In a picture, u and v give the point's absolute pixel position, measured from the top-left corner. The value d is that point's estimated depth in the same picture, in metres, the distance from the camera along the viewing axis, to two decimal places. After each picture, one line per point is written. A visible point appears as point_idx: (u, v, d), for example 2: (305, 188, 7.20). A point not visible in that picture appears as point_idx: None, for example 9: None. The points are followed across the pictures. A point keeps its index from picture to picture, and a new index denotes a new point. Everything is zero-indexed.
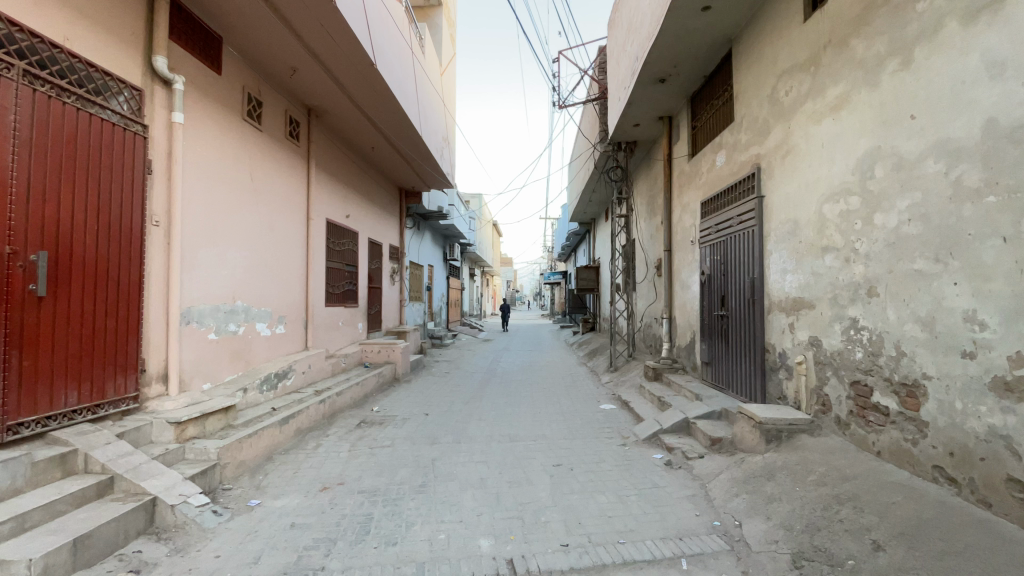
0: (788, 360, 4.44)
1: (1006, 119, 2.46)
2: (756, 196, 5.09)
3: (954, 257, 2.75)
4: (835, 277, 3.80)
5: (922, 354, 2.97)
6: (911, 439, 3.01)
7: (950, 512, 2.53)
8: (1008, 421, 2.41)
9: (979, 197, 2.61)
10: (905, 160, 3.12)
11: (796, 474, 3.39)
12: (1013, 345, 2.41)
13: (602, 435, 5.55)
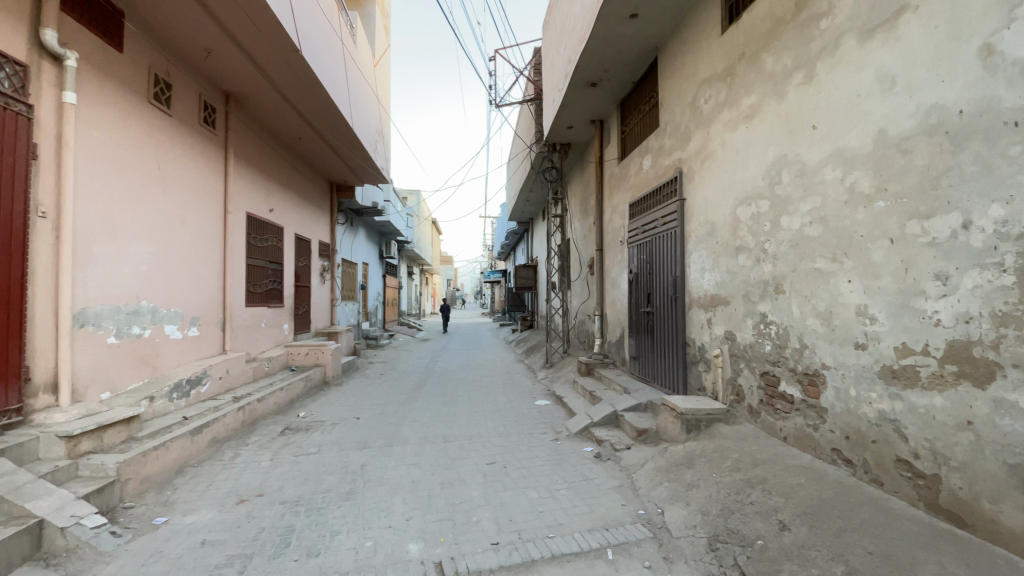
0: (707, 353, 4.71)
1: (893, 131, 2.73)
2: (678, 199, 5.35)
3: (849, 257, 3.01)
4: (747, 275, 4.06)
5: (822, 346, 3.23)
6: (813, 424, 3.28)
7: (847, 491, 2.77)
8: (895, 406, 2.67)
9: (870, 202, 2.87)
10: (808, 167, 3.39)
11: (713, 462, 3.59)
12: (897, 337, 2.68)
13: (536, 431, 5.61)
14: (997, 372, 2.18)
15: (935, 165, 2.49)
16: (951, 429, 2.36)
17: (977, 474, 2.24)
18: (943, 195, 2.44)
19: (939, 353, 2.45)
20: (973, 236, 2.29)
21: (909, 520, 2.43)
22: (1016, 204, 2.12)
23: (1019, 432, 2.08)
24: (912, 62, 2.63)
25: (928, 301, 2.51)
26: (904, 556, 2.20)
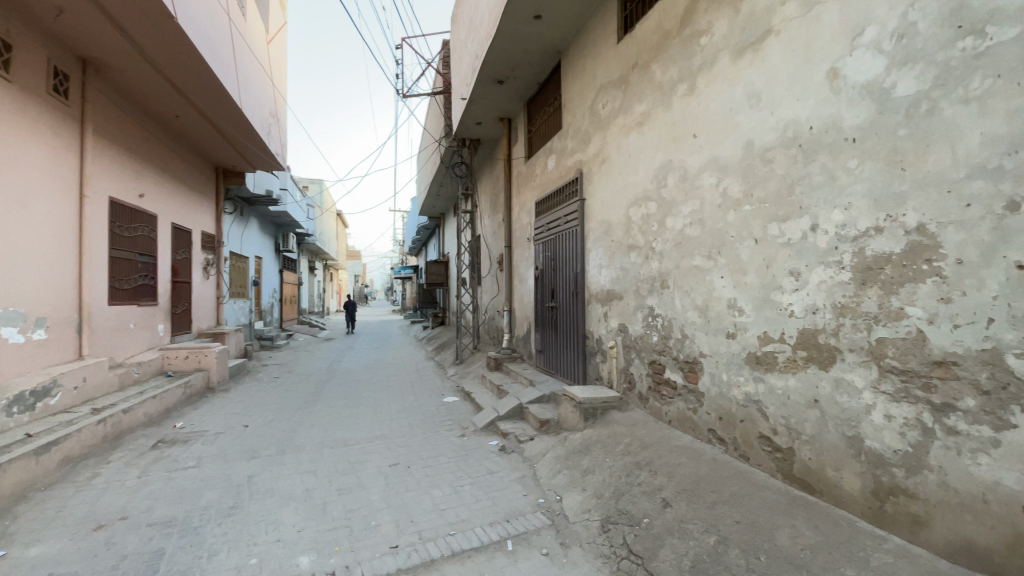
0: (603, 345, 4.96)
1: (758, 142, 3.05)
2: (579, 198, 5.57)
3: (722, 255, 3.32)
4: (638, 271, 4.34)
5: (699, 336, 3.54)
6: (692, 407, 3.59)
7: (720, 467, 3.06)
8: (758, 388, 3.01)
9: (739, 206, 3.18)
10: (690, 171, 3.68)
11: (607, 447, 3.79)
12: (760, 326, 3.00)
13: (441, 429, 5.55)
14: (836, 356, 2.52)
15: (791, 174, 2.82)
16: (802, 406, 2.70)
17: (821, 445, 2.58)
18: (797, 201, 2.77)
19: (792, 340, 2.78)
20: (819, 237, 2.63)
21: (770, 489, 2.74)
22: (851, 210, 2.46)
23: (854, 406, 2.42)
24: (774, 82, 2.95)
25: (784, 295, 2.84)
26: (764, 522, 2.47)
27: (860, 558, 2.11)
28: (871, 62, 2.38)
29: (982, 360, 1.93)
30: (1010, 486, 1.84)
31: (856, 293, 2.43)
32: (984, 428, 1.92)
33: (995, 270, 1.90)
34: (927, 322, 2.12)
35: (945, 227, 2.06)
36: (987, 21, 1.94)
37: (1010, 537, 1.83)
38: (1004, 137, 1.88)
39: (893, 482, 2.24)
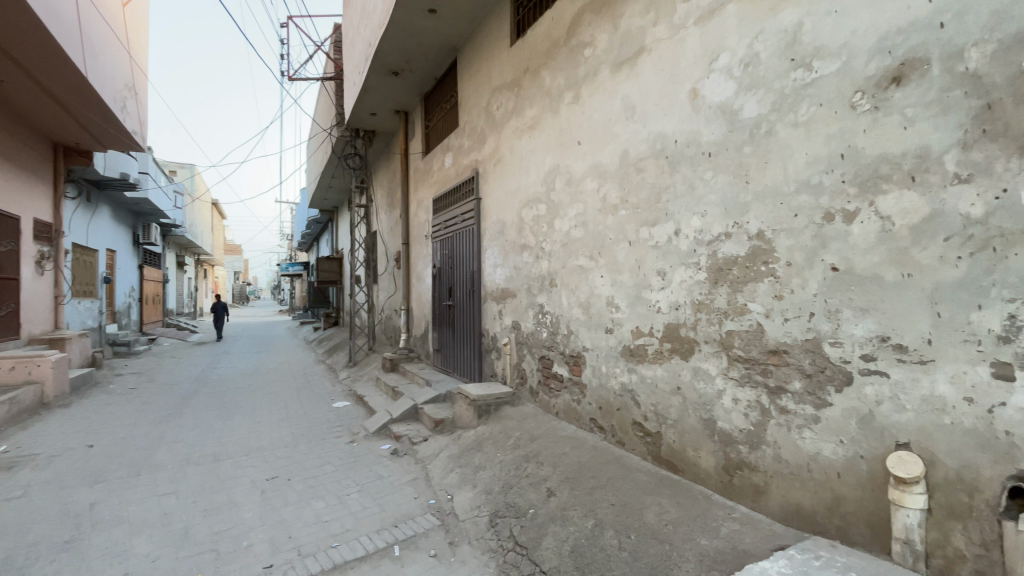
0: (497, 342, 5.04)
1: (633, 152, 3.29)
2: (475, 197, 5.60)
3: (603, 256, 3.54)
4: (530, 270, 4.46)
5: (583, 332, 3.74)
6: (576, 399, 3.78)
7: (600, 454, 3.28)
8: (632, 378, 3.25)
9: (617, 211, 3.41)
10: (575, 175, 3.87)
11: (498, 443, 3.87)
12: (634, 321, 3.25)
13: (329, 436, 5.25)
14: (695, 347, 2.81)
15: (660, 182, 3.08)
16: (668, 394, 2.98)
17: (683, 428, 2.87)
18: (664, 207, 3.04)
19: (660, 334, 3.05)
20: (682, 241, 2.91)
21: (641, 471, 2.98)
22: (707, 218, 2.76)
23: (709, 392, 2.72)
24: (646, 97, 3.21)
25: (653, 293, 3.10)
26: (634, 503, 2.69)
27: (712, 528, 2.37)
28: (725, 85, 2.68)
29: (805, 348, 2.27)
30: (826, 454, 2.18)
31: (710, 291, 2.73)
32: (807, 406, 2.26)
33: (815, 271, 2.24)
34: (765, 316, 2.45)
35: (779, 234, 2.39)
36: (811, 58, 2.28)
37: (827, 497, 2.17)
38: (822, 158, 2.22)
39: (739, 458, 2.54)
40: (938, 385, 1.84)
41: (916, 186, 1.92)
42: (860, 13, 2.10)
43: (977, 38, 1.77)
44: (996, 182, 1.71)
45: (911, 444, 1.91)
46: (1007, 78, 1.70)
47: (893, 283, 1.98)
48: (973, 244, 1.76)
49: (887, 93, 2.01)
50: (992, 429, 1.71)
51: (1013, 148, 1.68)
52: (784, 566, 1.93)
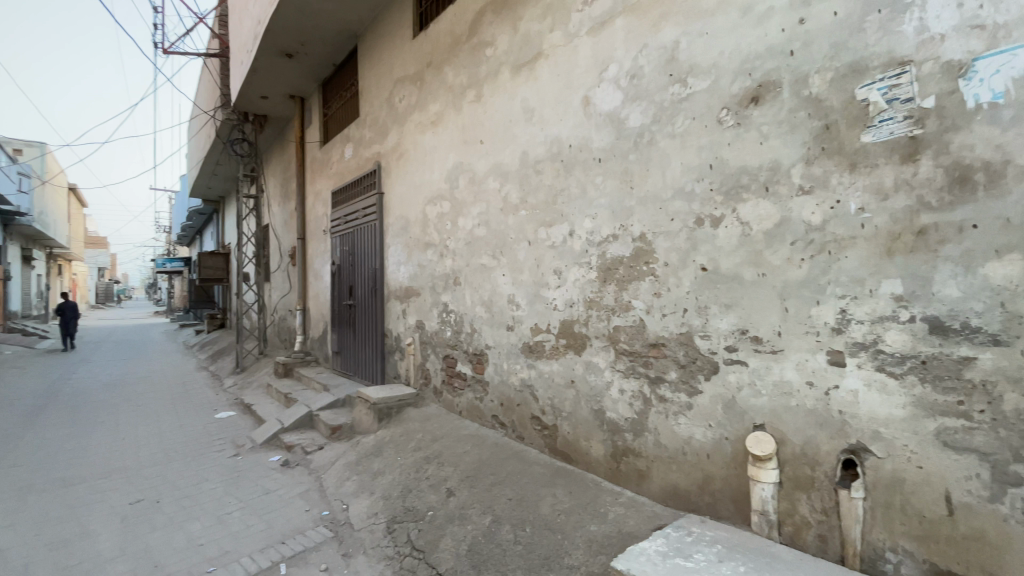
0: (401, 343, 4.90)
1: (531, 153, 3.36)
2: (377, 191, 5.38)
3: (503, 255, 3.58)
4: (433, 268, 4.40)
5: (485, 330, 3.75)
6: (479, 397, 3.80)
7: (500, 449, 3.32)
8: (531, 374, 3.33)
9: (517, 210, 3.47)
10: (477, 174, 3.87)
11: (398, 446, 3.76)
12: (532, 319, 3.33)
13: (210, 450, 4.77)
14: (587, 342, 2.95)
15: (556, 184, 3.17)
16: (563, 388, 3.09)
17: (577, 420, 3.00)
18: (560, 209, 3.14)
19: (556, 330, 3.15)
20: (576, 241, 3.03)
21: (539, 464, 3.07)
22: (598, 219, 2.90)
23: (599, 384, 2.87)
24: (544, 100, 3.29)
25: (550, 291, 3.20)
26: (530, 496, 2.76)
27: (601, 514, 2.50)
28: (613, 95, 2.83)
29: (680, 341, 2.48)
30: (698, 437, 2.39)
31: (600, 289, 2.88)
32: (682, 394, 2.46)
33: (689, 271, 2.44)
34: (647, 312, 2.63)
35: (659, 236, 2.57)
36: (687, 74, 2.47)
37: (699, 477, 2.39)
38: (694, 168, 2.43)
39: (626, 445, 2.71)
40: (787, 371, 2.09)
41: (770, 196, 2.15)
42: (727, 37, 2.32)
43: (817, 67, 2.02)
44: (830, 194, 1.98)
45: (765, 425, 2.15)
46: (839, 103, 1.96)
47: (751, 281, 2.21)
48: (813, 248, 2.02)
49: (748, 111, 2.24)
50: (827, 408, 1.97)
51: (843, 165, 1.95)
52: (661, 544, 2.08)
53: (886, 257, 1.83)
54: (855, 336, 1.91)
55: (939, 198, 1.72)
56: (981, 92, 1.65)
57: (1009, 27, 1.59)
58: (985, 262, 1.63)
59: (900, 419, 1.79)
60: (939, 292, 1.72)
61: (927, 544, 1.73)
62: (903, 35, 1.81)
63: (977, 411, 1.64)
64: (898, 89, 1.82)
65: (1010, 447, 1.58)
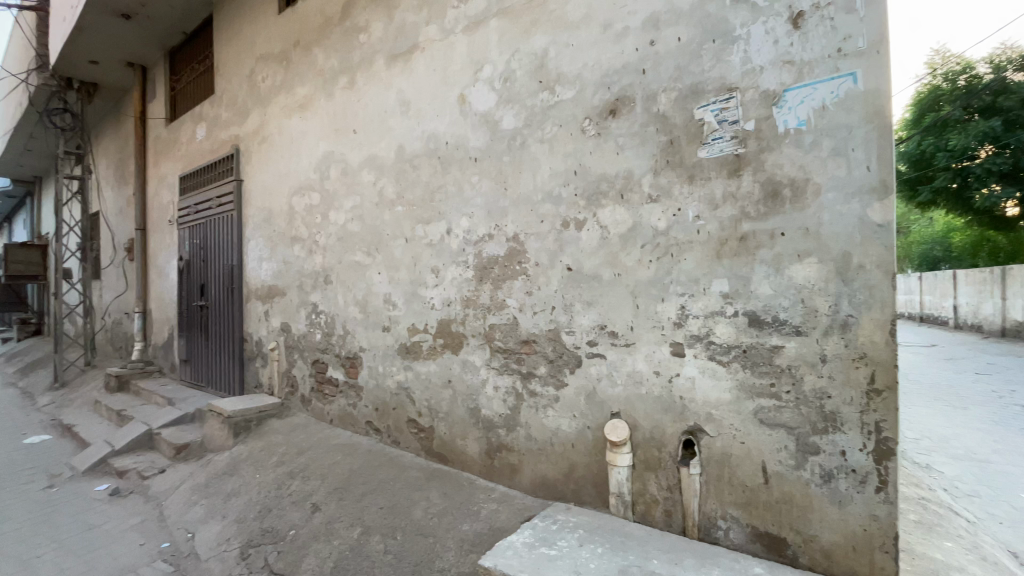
0: (264, 348, 4.46)
1: (407, 148, 3.26)
2: (234, 178, 4.83)
3: (379, 252, 3.43)
4: (301, 265, 4.07)
5: (359, 332, 3.56)
6: (351, 403, 3.60)
7: (373, 456, 3.20)
8: (407, 376, 3.24)
9: (393, 206, 3.34)
10: (350, 167, 3.66)
11: (259, 462, 3.44)
12: (409, 319, 3.23)
13: (12, 484, 3.93)
14: (463, 341, 2.94)
15: (432, 181, 3.11)
16: (440, 388, 3.05)
17: (453, 420, 2.98)
18: (436, 206, 3.09)
19: (432, 330, 3.10)
20: (452, 239, 3.00)
21: (413, 468, 3.01)
22: (473, 218, 2.90)
23: (474, 382, 2.88)
24: (419, 93, 3.21)
25: (427, 290, 3.13)
26: (402, 502, 2.69)
27: (473, 512, 2.52)
28: (487, 95, 2.85)
29: (548, 337, 2.58)
30: (564, 428, 2.51)
31: (475, 288, 2.89)
32: (550, 388, 2.57)
33: (556, 271, 2.55)
34: (519, 310, 2.69)
35: (530, 237, 2.65)
36: (555, 82, 2.57)
37: (565, 466, 2.51)
38: (561, 173, 2.54)
39: (499, 441, 2.76)
40: (638, 363, 2.28)
41: (625, 202, 2.32)
42: (590, 50, 2.45)
43: (665, 86, 2.22)
44: (673, 202, 2.19)
45: (621, 412, 2.32)
46: (682, 121, 2.18)
47: (609, 280, 2.37)
48: (659, 250, 2.22)
49: (607, 122, 2.39)
50: (671, 395, 2.19)
51: (684, 177, 2.16)
52: (528, 535, 2.14)
53: (717, 259, 2.08)
54: (692, 329, 2.14)
55: (757, 209, 1.99)
56: (789, 119, 1.93)
57: (808, 67, 1.89)
58: (790, 264, 1.92)
59: (727, 401, 2.05)
60: (756, 290, 1.99)
61: (749, 510, 1.99)
62: (732, 64, 2.05)
63: (785, 392, 1.92)
64: (727, 112, 2.06)
65: (809, 422, 1.88)
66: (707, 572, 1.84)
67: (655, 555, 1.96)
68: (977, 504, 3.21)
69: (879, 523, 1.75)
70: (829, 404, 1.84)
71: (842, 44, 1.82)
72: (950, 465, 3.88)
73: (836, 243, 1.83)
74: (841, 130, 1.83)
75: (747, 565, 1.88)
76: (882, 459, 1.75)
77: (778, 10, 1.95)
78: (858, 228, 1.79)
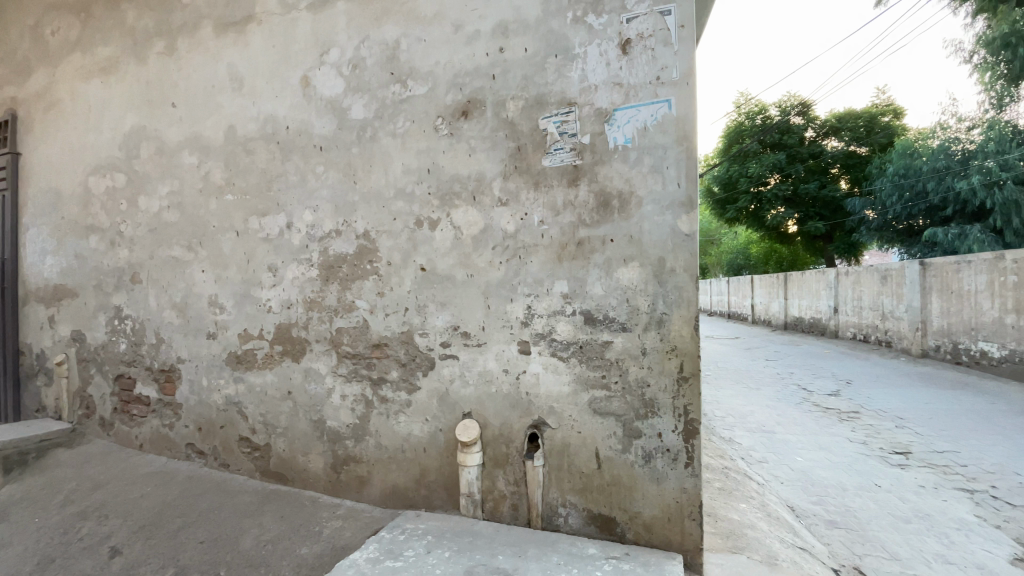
0: (48, 363, 3.60)
1: (240, 130, 2.89)
2: (6, 152, 3.82)
3: (203, 247, 2.98)
4: (100, 261, 3.36)
5: (177, 339, 3.06)
6: (168, 423, 3.07)
7: (195, 485, 2.78)
8: (238, 390, 2.86)
9: (221, 194, 2.93)
10: (167, 146, 3.12)
11: (38, 506, 2.79)
12: (241, 324, 2.86)
13: None
14: (306, 347, 2.69)
15: (269, 169, 2.80)
16: (277, 400, 2.75)
17: (293, 434, 2.71)
18: (274, 197, 2.78)
19: (270, 336, 2.78)
20: (293, 235, 2.73)
21: (245, 492, 2.69)
22: (318, 213, 2.68)
23: (319, 392, 2.66)
24: (255, 71, 2.87)
25: (263, 291, 2.81)
26: (229, 533, 2.39)
27: (314, 533, 2.33)
28: (334, 81, 2.65)
29: (401, 340, 2.49)
30: (416, 433, 2.44)
31: (321, 289, 2.67)
32: (401, 393, 2.48)
33: (408, 271, 2.47)
34: (370, 312, 2.55)
35: (381, 235, 2.53)
36: (406, 76, 2.49)
37: (416, 472, 2.44)
38: (413, 170, 2.47)
39: (346, 453, 2.59)
40: (488, 362, 2.31)
41: (477, 204, 2.34)
42: (441, 48, 2.42)
43: (513, 94, 2.29)
44: (520, 207, 2.27)
45: (472, 413, 2.34)
46: (528, 129, 2.27)
47: (462, 281, 2.37)
48: (508, 252, 2.29)
49: (459, 122, 2.38)
50: (518, 391, 2.26)
51: (530, 183, 2.26)
52: (372, 550, 2.03)
53: (558, 262, 2.20)
54: (537, 328, 2.24)
55: (592, 216, 2.16)
56: (619, 136, 2.12)
57: (634, 90, 2.10)
58: (619, 268, 2.11)
59: (567, 394, 2.18)
60: (592, 291, 2.15)
61: (585, 495, 2.14)
62: (572, 80, 2.20)
63: (614, 382, 2.11)
64: (568, 125, 2.20)
65: (633, 409, 2.08)
66: (548, 559, 1.93)
67: (500, 550, 2.00)
68: (764, 468, 3.92)
69: (687, 494, 2.01)
70: (649, 391, 2.07)
71: (660, 73, 2.06)
72: (746, 436, 4.69)
73: (655, 249, 2.06)
74: (659, 149, 2.06)
75: (583, 547, 2.01)
76: (689, 437, 2.01)
77: (610, 35, 2.13)
78: (671, 236, 2.04)
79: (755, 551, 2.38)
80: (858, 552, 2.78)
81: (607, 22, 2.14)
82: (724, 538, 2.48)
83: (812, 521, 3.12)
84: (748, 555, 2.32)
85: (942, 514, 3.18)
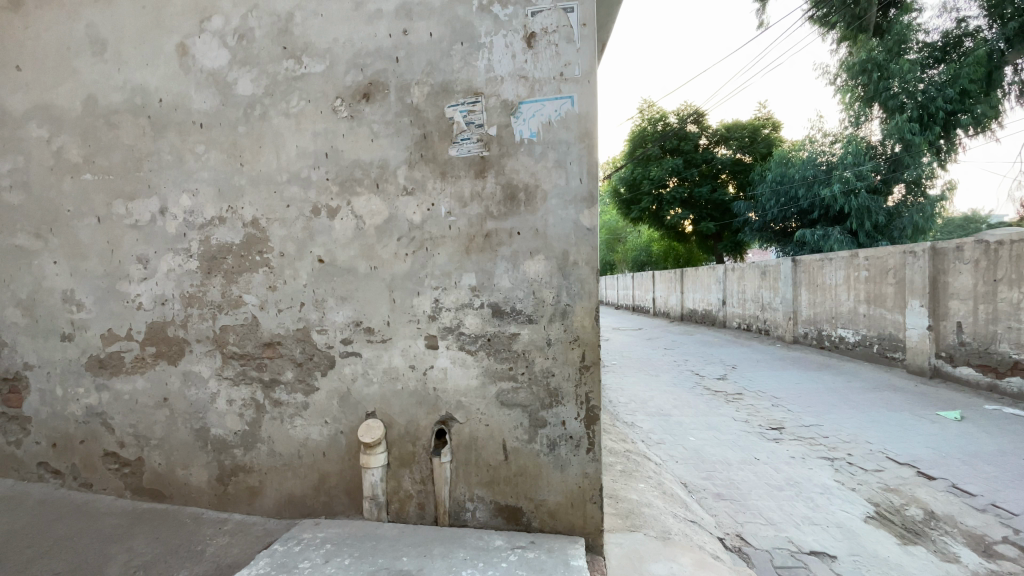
0: None
1: (102, 100, 2.50)
2: None
3: (54, 234, 2.54)
4: None
5: (22, 342, 2.58)
6: (14, 441, 2.60)
7: (49, 510, 2.39)
8: (101, 399, 2.49)
9: (77, 172, 2.52)
10: (8, 116, 2.61)
11: None
12: (104, 323, 2.49)
13: None
14: (186, 348, 2.41)
15: (138, 147, 2.46)
16: (151, 408, 2.44)
17: (170, 446, 2.43)
18: (144, 178, 2.45)
19: (141, 336, 2.46)
20: (168, 222, 2.43)
21: (114, 515, 2.36)
22: (198, 197, 2.40)
23: (200, 398, 2.39)
24: (121, 35, 2.49)
25: (130, 285, 2.46)
26: (92, 559, 2.08)
27: (195, 554, 2.10)
28: (217, 52, 2.39)
29: (297, 338, 2.31)
30: (314, 436, 2.29)
31: (202, 283, 2.40)
32: (297, 395, 2.30)
33: (304, 263, 2.30)
34: (260, 308, 2.34)
35: (272, 223, 2.32)
36: (301, 51, 2.30)
37: (313, 478, 2.29)
38: (309, 154, 2.29)
39: (234, 463, 2.37)
40: (393, 358, 2.22)
41: (380, 191, 2.24)
42: (339, 25, 2.27)
43: (417, 79, 2.22)
44: (427, 197, 2.20)
45: (377, 412, 2.23)
46: (434, 116, 2.20)
47: (364, 274, 2.25)
48: (414, 244, 2.21)
49: (360, 106, 2.25)
50: (425, 387, 2.20)
51: (436, 172, 2.20)
52: (263, 565, 1.86)
53: (465, 254, 2.17)
54: (444, 322, 2.19)
55: (499, 209, 2.15)
56: (524, 129, 2.13)
57: (539, 84, 2.11)
58: (525, 260, 2.12)
59: (474, 388, 2.16)
60: (499, 284, 2.14)
61: (492, 488, 2.14)
62: (478, 69, 2.16)
63: (521, 373, 2.12)
64: (474, 115, 2.17)
65: (538, 399, 2.11)
66: (454, 555, 1.90)
67: (404, 552, 1.93)
68: (663, 449, 4.21)
69: (588, 478, 2.08)
70: (553, 380, 2.11)
71: (563, 70, 2.10)
72: (646, 420, 5.01)
73: (559, 243, 2.10)
74: (563, 145, 2.10)
75: (489, 540, 2.01)
76: (590, 424, 2.08)
77: (516, 27, 2.13)
78: (573, 230, 2.09)
79: (651, 528, 2.52)
80: (740, 521, 3.07)
81: (512, 13, 2.13)
82: (623, 518, 2.59)
83: (702, 496, 3.40)
84: (644, 532, 2.46)
85: (809, 481, 3.61)
